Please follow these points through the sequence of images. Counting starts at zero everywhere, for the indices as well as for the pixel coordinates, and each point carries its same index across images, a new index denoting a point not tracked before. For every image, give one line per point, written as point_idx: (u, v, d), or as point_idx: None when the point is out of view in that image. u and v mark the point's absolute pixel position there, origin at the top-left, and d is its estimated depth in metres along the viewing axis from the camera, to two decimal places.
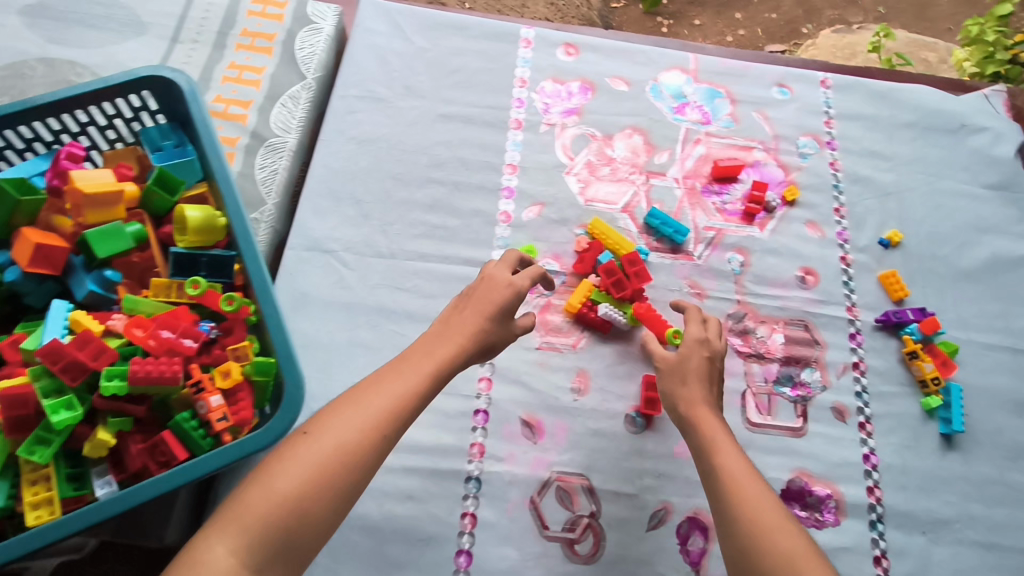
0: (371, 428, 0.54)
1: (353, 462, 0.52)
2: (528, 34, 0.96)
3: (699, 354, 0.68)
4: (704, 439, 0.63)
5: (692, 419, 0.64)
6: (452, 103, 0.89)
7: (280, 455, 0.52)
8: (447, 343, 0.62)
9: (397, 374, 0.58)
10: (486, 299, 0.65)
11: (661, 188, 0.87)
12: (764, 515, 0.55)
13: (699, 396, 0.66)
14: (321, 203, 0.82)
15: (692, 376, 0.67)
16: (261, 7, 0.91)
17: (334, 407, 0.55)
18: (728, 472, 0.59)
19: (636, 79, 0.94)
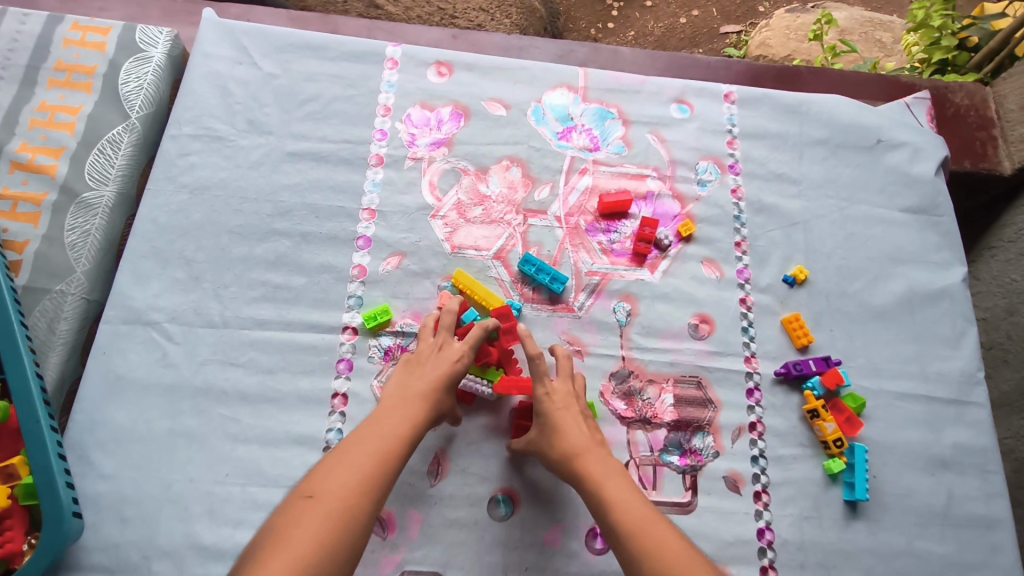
0: (369, 485, 0.55)
1: (356, 521, 0.53)
2: (394, 53, 0.85)
3: (553, 403, 0.64)
4: (588, 480, 0.60)
5: (570, 463, 0.61)
6: (303, 138, 0.79)
7: (287, 522, 0.52)
8: (417, 401, 0.62)
9: (381, 437, 0.59)
10: (439, 360, 0.65)
11: (540, 229, 0.78)
12: (668, 548, 0.53)
13: (578, 435, 0.62)
14: (143, 265, 0.71)
15: (562, 417, 0.63)
16: (79, 34, 0.80)
17: (330, 468, 0.56)
18: (623, 516, 0.56)
19: (516, 101, 0.84)
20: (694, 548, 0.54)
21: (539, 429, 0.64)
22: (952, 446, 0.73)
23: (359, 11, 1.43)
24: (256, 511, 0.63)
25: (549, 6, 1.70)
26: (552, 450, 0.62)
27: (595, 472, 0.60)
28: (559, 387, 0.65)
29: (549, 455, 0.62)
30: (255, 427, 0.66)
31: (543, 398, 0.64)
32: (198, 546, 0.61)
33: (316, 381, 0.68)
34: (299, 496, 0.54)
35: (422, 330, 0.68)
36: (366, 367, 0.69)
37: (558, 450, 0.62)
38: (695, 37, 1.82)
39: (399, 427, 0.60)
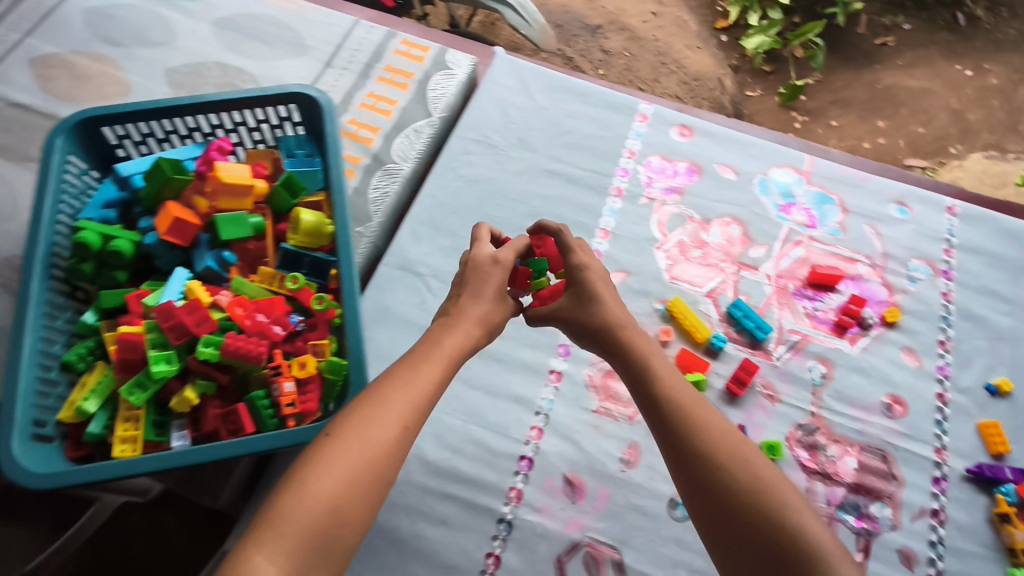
0: (397, 417, 0.55)
1: (387, 457, 0.53)
2: (647, 110, 0.99)
3: (596, 277, 0.67)
4: (634, 350, 0.63)
5: (618, 340, 0.64)
6: (559, 161, 0.94)
7: (309, 460, 0.51)
8: (451, 332, 0.63)
9: (408, 372, 0.58)
10: (484, 282, 0.66)
11: (750, 282, 0.85)
12: (721, 453, 0.55)
13: (625, 316, 0.66)
14: (421, 229, 0.87)
15: (607, 294, 0.66)
16: (406, 48, 1.02)
17: (356, 406, 0.55)
18: (677, 403, 0.59)
19: (746, 170, 0.94)
20: (749, 442, 0.57)
21: (579, 299, 0.67)
22: None
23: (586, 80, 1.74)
24: (474, 445, 0.74)
25: (742, 105, 1.88)
26: (596, 321, 0.65)
27: (638, 342, 0.64)
28: (593, 264, 0.69)
29: (589, 323, 0.65)
30: (485, 378, 0.78)
31: (582, 271, 0.67)
32: (424, 459, 0.73)
33: (538, 355, 0.80)
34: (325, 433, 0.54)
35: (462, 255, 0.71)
36: (581, 356, 0.80)
37: (597, 320, 0.65)
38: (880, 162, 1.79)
39: (435, 363, 0.60)
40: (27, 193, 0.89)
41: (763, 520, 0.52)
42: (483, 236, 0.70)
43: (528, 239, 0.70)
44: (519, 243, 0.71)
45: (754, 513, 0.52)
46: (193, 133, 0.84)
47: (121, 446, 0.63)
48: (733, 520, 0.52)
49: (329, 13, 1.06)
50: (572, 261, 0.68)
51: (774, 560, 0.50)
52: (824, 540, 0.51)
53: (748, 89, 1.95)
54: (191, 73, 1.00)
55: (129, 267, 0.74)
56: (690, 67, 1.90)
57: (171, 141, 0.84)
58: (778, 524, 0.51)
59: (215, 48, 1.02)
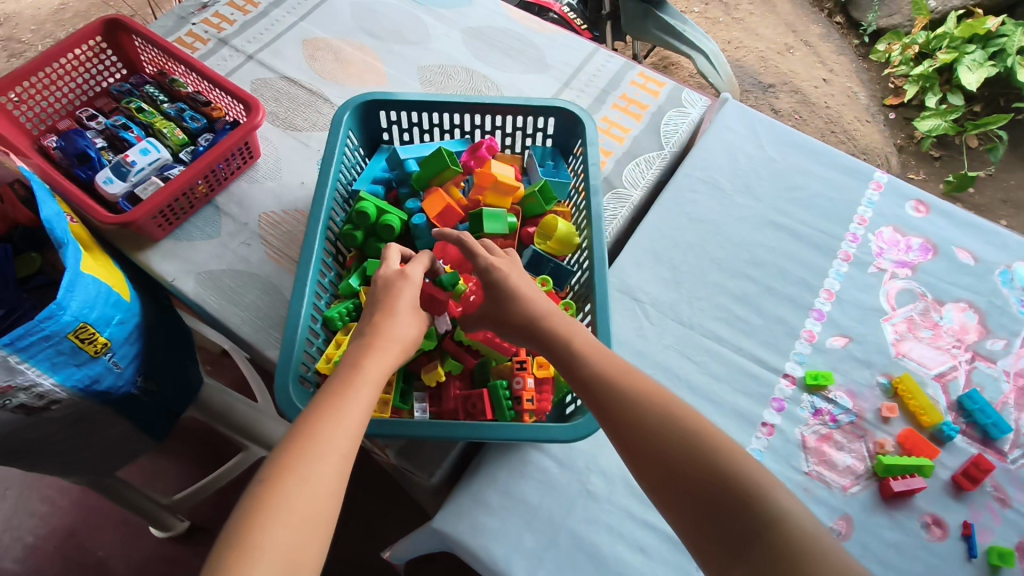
0: (334, 447, 0.49)
1: (329, 487, 0.48)
2: (881, 178, 0.97)
3: (502, 270, 0.63)
4: (558, 340, 0.60)
5: (541, 327, 0.61)
6: (787, 215, 0.94)
7: (245, 514, 0.45)
8: (376, 354, 0.57)
9: (333, 399, 0.52)
10: (397, 301, 0.62)
11: (985, 374, 0.81)
12: (651, 417, 0.54)
13: (546, 305, 0.62)
14: (643, 257, 0.88)
15: (520, 282, 0.63)
16: (643, 81, 1.07)
17: (285, 441, 0.49)
18: (642, 429, 0.54)
19: (986, 258, 0.90)
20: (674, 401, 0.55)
21: (495, 294, 0.63)
22: None
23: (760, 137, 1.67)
24: None
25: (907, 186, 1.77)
26: (514, 317, 0.62)
27: (564, 329, 0.60)
28: (506, 261, 0.66)
29: (509, 319, 0.62)
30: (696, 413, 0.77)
31: (495, 270, 0.63)
32: (629, 483, 0.72)
33: (753, 405, 0.78)
34: (255, 479, 0.48)
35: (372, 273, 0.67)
36: (797, 415, 0.77)
37: (520, 315, 0.62)
38: None
39: (366, 379, 0.55)
40: (289, 158, 0.98)
41: (708, 482, 0.50)
42: (391, 255, 0.66)
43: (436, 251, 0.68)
44: (428, 257, 0.67)
45: (700, 474, 0.51)
46: (452, 129, 0.90)
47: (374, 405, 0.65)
48: (688, 495, 0.50)
49: (572, 40, 1.12)
50: (482, 265, 0.65)
51: (723, 510, 0.49)
52: (754, 473, 0.50)
53: (911, 171, 1.83)
54: (441, 73, 1.07)
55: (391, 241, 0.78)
56: (859, 140, 1.85)
57: (431, 134, 0.90)
58: (714, 475, 0.50)
59: (464, 54, 1.10)
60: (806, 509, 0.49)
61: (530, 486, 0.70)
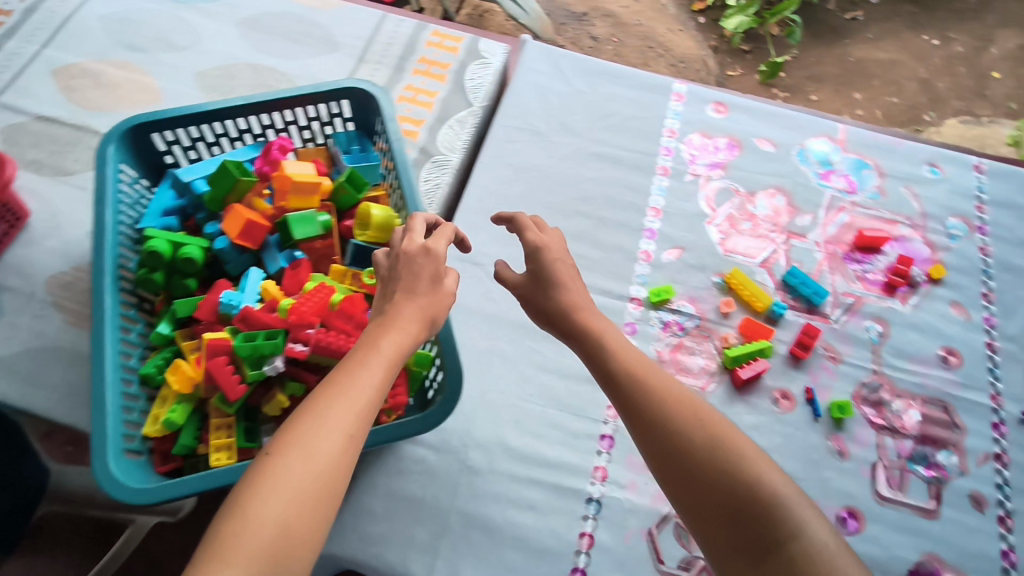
0: (341, 428, 0.45)
1: (332, 474, 0.44)
2: (681, 89, 1.01)
3: (552, 255, 0.65)
4: (590, 332, 0.60)
5: (573, 320, 0.61)
6: (604, 144, 0.95)
7: (249, 485, 0.42)
8: (393, 330, 0.52)
9: (351, 372, 0.48)
10: (420, 274, 0.56)
11: (801, 250, 0.88)
12: (675, 415, 0.53)
13: (584, 299, 0.63)
14: (476, 219, 0.87)
15: (569, 277, 0.64)
16: (439, 40, 1.03)
17: (294, 418, 0.46)
18: (666, 416, 0.53)
19: (783, 142, 0.97)
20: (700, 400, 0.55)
21: (540, 279, 0.64)
22: None
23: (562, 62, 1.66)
24: (553, 429, 0.74)
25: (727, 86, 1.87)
26: (553, 302, 0.63)
27: (595, 323, 0.61)
28: (552, 241, 0.66)
29: (547, 303, 0.63)
30: (556, 360, 0.79)
31: (547, 253, 0.64)
32: (507, 447, 0.73)
33: None
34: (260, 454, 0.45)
35: (393, 242, 0.60)
36: (649, 333, 0.81)
37: (555, 300, 0.63)
38: None
39: (382, 357, 0.50)
40: (67, 208, 0.87)
41: (728, 486, 0.49)
42: (417, 225, 0.59)
43: (460, 227, 0.61)
44: (452, 232, 0.61)
45: (723, 477, 0.50)
46: (243, 135, 0.83)
47: (217, 454, 0.60)
48: (702, 490, 0.50)
49: (357, 10, 1.06)
50: (528, 242, 0.65)
51: (741, 518, 0.48)
52: (780, 486, 0.49)
53: (729, 70, 1.94)
54: (223, 75, 0.98)
55: (197, 273, 0.72)
56: (675, 50, 1.91)
57: (219, 145, 0.83)
58: (737, 482, 0.49)
59: (244, 49, 1.01)
60: (826, 525, 0.48)
61: (411, 481, 0.70)
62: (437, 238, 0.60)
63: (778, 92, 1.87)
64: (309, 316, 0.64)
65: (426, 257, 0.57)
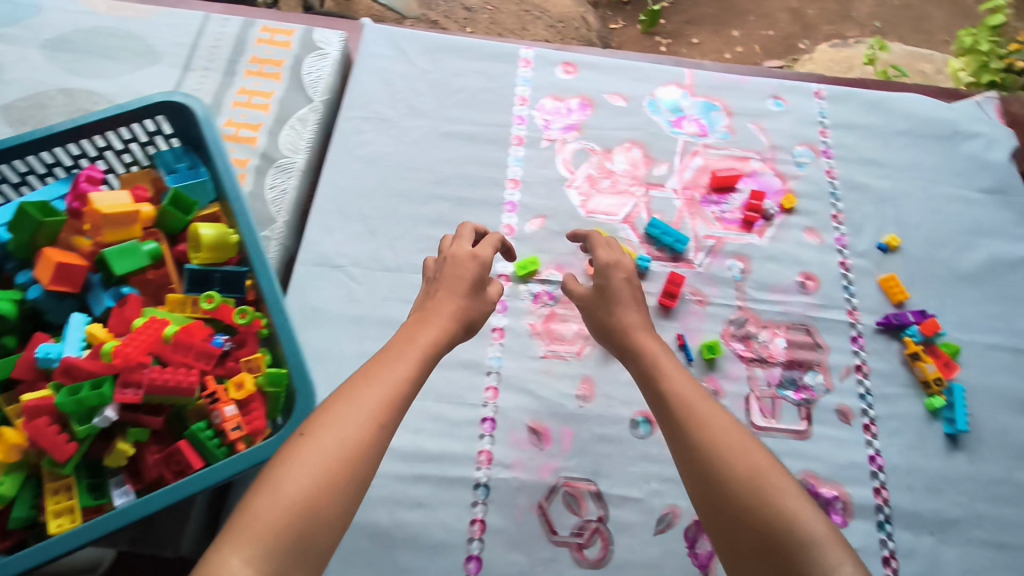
0: (372, 416, 0.53)
1: (360, 455, 0.51)
2: (528, 54, 0.99)
3: (619, 274, 0.70)
4: (645, 354, 0.64)
5: (630, 340, 0.66)
6: (455, 121, 0.93)
7: (282, 460, 0.49)
8: (429, 329, 0.63)
9: (386, 366, 0.57)
10: (463, 275, 0.68)
11: (661, 200, 0.89)
12: (719, 438, 0.54)
13: (642, 325, 0.67)
14: (329, 219, 0.84)
15: (631, 300, 0.69)
16: (269, 35, 0.97)
17: (331, 403, 0.54)
18: (706, 431, 0.55)
19: (634, 95, 0.97)
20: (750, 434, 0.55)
21: (608, 298, 0.69)
22: None
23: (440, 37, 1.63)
24: (432, 421, 0.73)
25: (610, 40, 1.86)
26: (611, 320, 0.68)
27: (653, 348, 0.64)
28: (622, 260, 0.71)
29: (608, 321, 0.68)
30: None
31: (615, 272, 0.70)
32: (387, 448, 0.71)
33: None
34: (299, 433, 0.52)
35: (443, 248, 0.73)
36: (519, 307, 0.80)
37: (613, 317, 0.68)
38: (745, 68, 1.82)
39: (411, 356, 0.59)
40: None
41: (757, 511, 0.49)
42: (465, 233, 0.72)
43: (505, 236, 0.73)
44: (496, 240, 0.73)
45: (753, 504, 0.49)
46: (53, 169, 0.76)
47: (57, 520, 0.56)
48: (730, 503, 0.50)
49: (176, 14, 0.98)
50: (601, 260, 0.71)
51: (771, 546, 0.47)
52: (809, 521, 0.47)
53: (611, 24, 1.94)
54: (31, 104, 0.89)
55: (15, 329, 0.67)
56: (552, 9, 1.87)
57: (26, 184, 0.75)
58: (768, 511, 0.48)
59: (53, 73, 0.92)
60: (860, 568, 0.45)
61: None
62: (483, 246, 0.72)
63: (661, 39, 1.88)
64: (139, 355, 0.60)
65: (473, 262, 0.70)
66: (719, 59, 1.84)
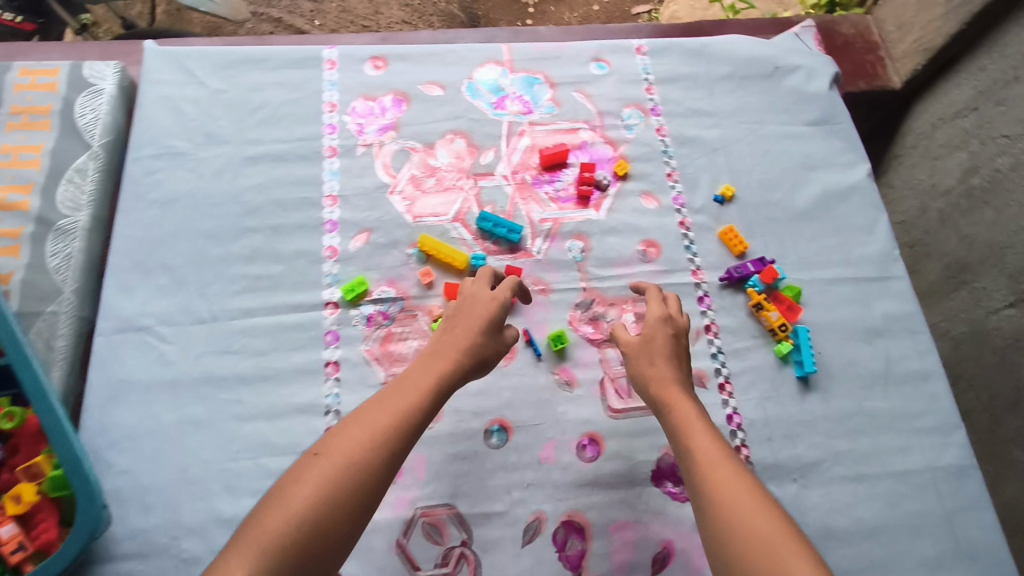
0: (388, 446, 0.56)
1: (368, 475, 0.54)
2: (332, 55, 0.91)
3: (668, 329, 0.67)
4: (672, 407, 0.62)
5: (660, 391, 0.63)
6: (259, 142, 0.85)
7: (296, 478, 0.54)
8: (442, 360, 0.65)
9: (399, 394, 0.60)
10: (472, 311, 0.68)
11: (491, 189, 0.84)
12: (740, 494, 0.53)
13: (671, 375, 0.64)
14: (127, 278, 0.76)
15: (670, 355, 0.66)
16: (28, 78, 0.85)
17: (343, 429, 0.58)
18: (722, 479, 0.54)
19: (451, 81, 0.91)
20: (768, 495, 0.54)
21: (647, 347, 0.66)
22: (882, 316, 0.82)
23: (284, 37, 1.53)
24: (272, 479, 0.68)
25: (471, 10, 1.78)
26: (650, 371, 0.65)
27: (678, 404, 0.62)
28: (678, 317, 0.69)
29: (638, 370, 0.65)
30: (258, 404, 0.71)
31: (661, 325, 0.67)
32: (222, 519, 0.66)
33: (308, 355, 0.74)
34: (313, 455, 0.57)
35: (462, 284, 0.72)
36: (352, 335, 0.75)
37: (651, 370, 0.65)
38: (612, 21, 1.78)
39: (421, 385, 0.61)
40: None
41: (757, 561, 0.49)
42: (483, 275, 0.71)
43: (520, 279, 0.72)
44: (516, 282, 0.72)
45: (755, 557, 0.49)
46: None
47: None
48: (723, 537, 0.51)
49: None
50: (659, 313, 0.68)
51: None
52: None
53: None
54: None
55: None
56: None
57: None
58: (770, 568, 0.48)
59: None
60: None
61: None
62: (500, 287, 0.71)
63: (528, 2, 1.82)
64: None
65: (485, 301, 0.69)
66: (587, 13, 1.78)
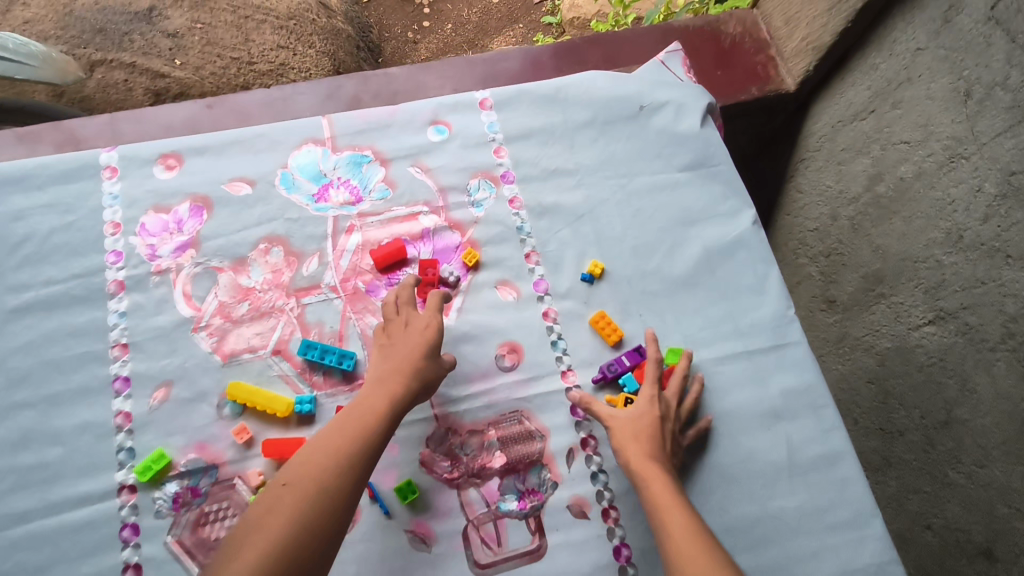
0: (356, 468, 0.55)
1: (342, 499, 0.53)
2: (111, 159, 0.75)
3: (654, 407, 0.65)
4: (652, 484, 0.60)
5: (638, 469, 0.61)
6: (25, 287, 0.70)
7: (267, 510, 0.52)
8: (392, 378, 0.61)
9: (358, 417, 0.58)
10: (409, 336, 0.64)
11: (318, 306, 0.71)
12: None
13: (637, 448, 0.62)
14: None
15: (655, 429, 0.63)
16: None
17: (303, 455, 0.55)
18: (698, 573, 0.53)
19: (261, 174, 0.76)
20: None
21: (631, 421, 0.64)
22: (780, 394, 0.71)
23: (144, 85, 1.27)
24: None
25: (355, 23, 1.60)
26: (631, 446, 0.62)
27: (659, 483, 0.60)
28: (670, 403, 0.66)
29: (620, 440, 0.63)
30: None
31: (650, 406, 0.65)
32: None
33: (100, 561, 0.60)
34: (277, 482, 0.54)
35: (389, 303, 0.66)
36: (155, 525, 0.62)
37: (631, 442, 0.63)
38: (514, 15, 1.63)
39: (377, 408, 0.58)
40: None
41: None
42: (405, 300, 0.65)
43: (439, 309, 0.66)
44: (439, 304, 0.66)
45: None
46: None
47: None
48: None
49: None
50: (653, 395, 0.65)
51: None
52: None
53: None
54: None
55: None
56: None
57: None
58: None
59: None
60: None
61: None
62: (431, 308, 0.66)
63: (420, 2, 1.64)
64: None
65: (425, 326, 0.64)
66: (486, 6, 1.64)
